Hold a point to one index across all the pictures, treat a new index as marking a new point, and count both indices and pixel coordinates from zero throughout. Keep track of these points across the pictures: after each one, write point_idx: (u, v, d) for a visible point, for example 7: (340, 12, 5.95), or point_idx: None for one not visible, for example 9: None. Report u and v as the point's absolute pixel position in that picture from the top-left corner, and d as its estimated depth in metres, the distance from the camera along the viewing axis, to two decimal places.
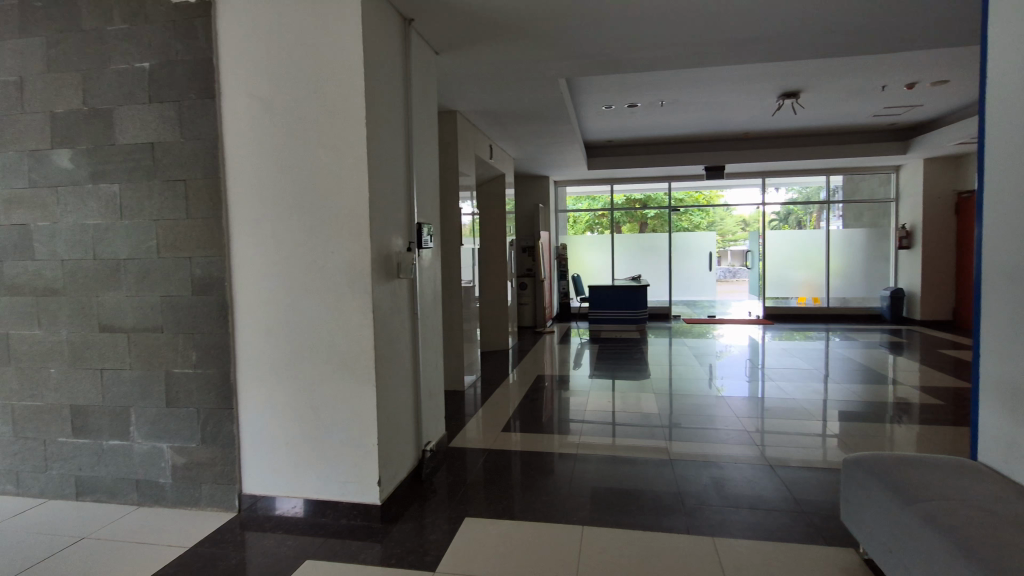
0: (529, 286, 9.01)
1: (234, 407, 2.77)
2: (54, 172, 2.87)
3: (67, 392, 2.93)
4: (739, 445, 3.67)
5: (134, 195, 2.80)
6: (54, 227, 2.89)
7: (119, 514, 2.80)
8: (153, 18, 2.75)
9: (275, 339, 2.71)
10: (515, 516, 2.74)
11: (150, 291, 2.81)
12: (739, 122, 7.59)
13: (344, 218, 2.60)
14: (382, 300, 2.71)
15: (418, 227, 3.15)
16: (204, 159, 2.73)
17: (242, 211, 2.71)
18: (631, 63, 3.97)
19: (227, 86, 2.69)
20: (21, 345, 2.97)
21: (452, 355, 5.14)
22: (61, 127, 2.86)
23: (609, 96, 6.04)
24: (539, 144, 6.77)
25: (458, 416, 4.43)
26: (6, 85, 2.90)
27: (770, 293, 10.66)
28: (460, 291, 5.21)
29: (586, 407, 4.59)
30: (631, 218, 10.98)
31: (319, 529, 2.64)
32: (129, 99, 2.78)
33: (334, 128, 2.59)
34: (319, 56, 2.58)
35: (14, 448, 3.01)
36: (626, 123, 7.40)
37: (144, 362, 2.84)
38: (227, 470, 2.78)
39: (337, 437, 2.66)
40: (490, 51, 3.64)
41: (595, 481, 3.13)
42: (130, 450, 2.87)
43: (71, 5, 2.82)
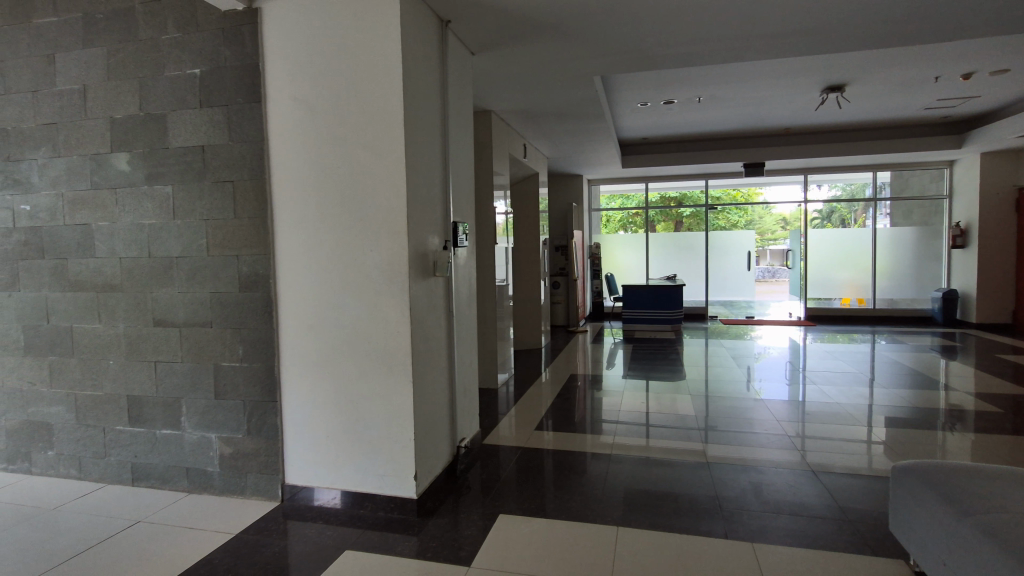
0: (561, 285, 8.99)
1: (277, 401, 2.86)
2: (113, 175, 3.03)
3: (123, 383, 3.09)
4: (779, 449, 3.57)
5: (186, 196, 2.93)
6: (113, 227, 3.05)
7: (171, 500, 2.94)
8: (204, 26, 2.87)
9: (316, 336, 2.79)
10: (549, 514, 2.74)
11: (200, 287, 2.94)
12: (780, 118, 7.37)
13: (382, 217, 2.66)
14: (418, 297, 2.76)
15: (454, 226, 3.19)
16: (250, 161, 2.83)
17: (286, 210, 2.80)
18: (669, 59, 3.90)
19: (272, 91, 2.79)
20: (83, 338, 3.15)
21: (485, 354, 5.18)
22: (120, 131, 3.02)
23: (644, 93, 5.97)
24: (573, 142, 6.74)
25: (491, 414, 4.46)
26: (70, 93, 3.09)
27: (812, 293, 10.29)
28: (494, 290, 5.24)
29: (620, 408, 4.55)
30: (666, 217, 10.81)
31: (357, 521, 2.70)
32: (181, 105, 2.91)
33: (373, 129, 2.65)
34: (360, 59, 2.64)
35: (77, 436, 3.20)
36: (661, 120, 7.29)
37: (194, 356, 2.97)
38: (270, 461, 2.89)
39: (374, 432, 2.72)
40: (526, 50, 3.65)
41: (629, 482, 3.10)
42: (181, 440, 3.01)
43: (129, 17, 2.97)
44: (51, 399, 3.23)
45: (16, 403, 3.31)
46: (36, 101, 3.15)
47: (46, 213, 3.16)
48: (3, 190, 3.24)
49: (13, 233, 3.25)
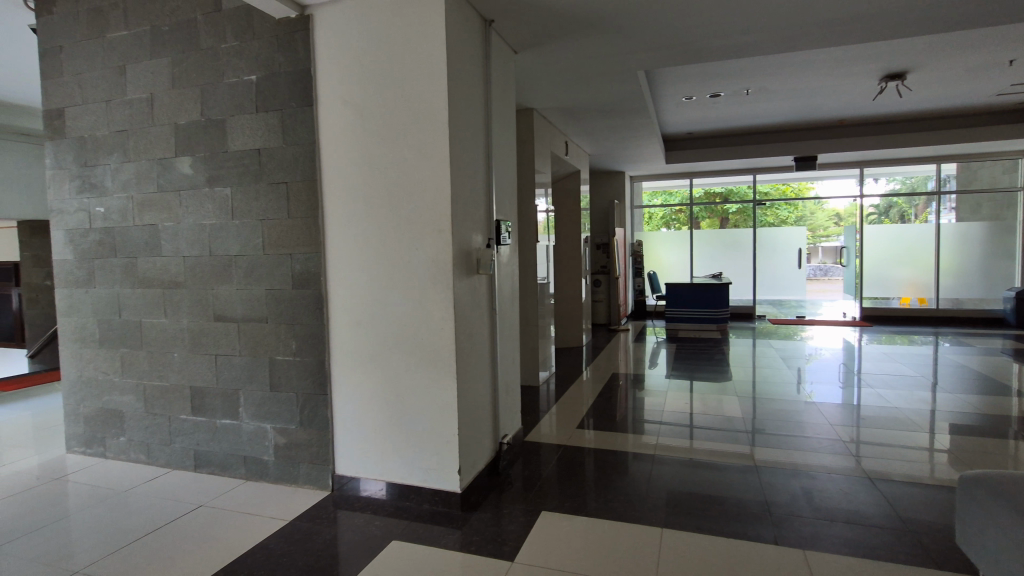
0: (602, 283, 8.91)
1: (328, 394, 2.97)
2: (177, 178, 3.21)
3: (187, 374, 3.28)
4: (832, 454, 3.42)
5: (243, 197, 3.07)
6: (178, 227, 3.23)
7: (230, 486, 3.10)
8: (259, 34, 2.99)
9: (364, 331, 2.88)
10: (592, 513, 2.73)
11: (257, 285, 3.08)
12: (834, 109, 7.04)
13: (428, 216, 2.71)
14: (462, 295, 2.79)
15: (497, 224, 3.21)
16: (303, 163, 2.94)
17: (336, 210, 2.90)
18: (716, 50, 3.80)
19: (324, 94, 2.89)
20: (151, 332, 3.36)
21: (527, 351, 5.19)
22: (184, 136, 3.19)
23: (689, 87, 5.82)
24: (615, 139, 6.65)
25: (533, 411, 4.48)
26: (139, 102, 3.29)
27: (868, 292, 9.80)
28: (536, 288, 5.25)
29: (663, 408, 4.48)
30: (712, 213, 10.51)
31: (403, 513, 2.77)
32: (240, 110, 3.05)
33: (419, 129, 2.70)
34: (406, 61, 2.69)
35: (145, 423, 3.41)
36: (706, 114, 7.10)
37: (251, 350, 3.11)
38: (322, 451, 2.99)
39: (420, 426, 2.79)
40: (569, 47, 3.63)
41: (673, 484, 3.04)
42: (240, 429, 3.16)
43: (191, 27, 3.14)
44: (123, 388, 3.46)
45: (92, 392, 3.57)
46: (109, 109, 3.37)
47: (118, 214, 3.38)
48: (81, 193, 3.49)
49: (89, 233, 3.49)
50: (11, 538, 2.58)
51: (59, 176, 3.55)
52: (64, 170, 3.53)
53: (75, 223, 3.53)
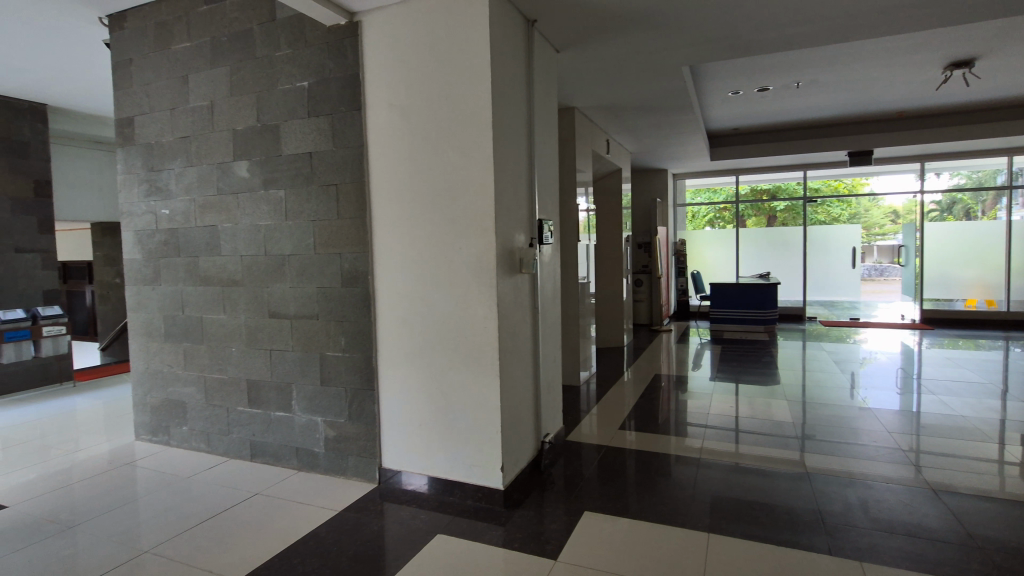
0: (644, 283, 8.78)
1: (375, 390, 3.05)
2: (235, 181, 3.37)
3: (244, 368, 3.44)
4: (890, 463, 3.26)
5: (296, 198, 3.19)
6: (235, 228, 3.40)
7: (283, 476, 3.23)
8: (311, 42, 3.10)
9: (410, 329, 2.94)
10: (634, 515, 2.71)
11: (309, 283, 3.19)
12: (892, 101, 6.70)
13: (472, 216, 2.75)
14: (505, 294, 2.82)
15: (539, 224, 3.22)
16: (351, 164, 3.03)
17: (383, 211, 2.98)
18: (766, 43, 3.68)
19: (372, 98, 2.97)
20: (211, 327, 3.54)
21: (568, 351, 5.18)
22: (241, 141, 3.34)
23: (736, 81, 5.65)
24: (657, 136, 6.53)
25: (574, 411, 4.46)
26: (200, 109, 3.47)
27: (928, 294, 9.24)
28: (577, 288, 5.23)
29: (708, 411, 4.37)
30: (758, 211, 10.17)
31: (448, 507, 2.82)
32: (293, 115, 3.18)
33: (463, 130, 2.74)
34: (451, 63, 2.74)
35: (206, 414, 3.60)
36: (754, 109, 6.89)
37: (303, 345, 3.23)
38: (369, 445, 3.08)
39: (463, 422, 2.83)
40: (612, 44, 3.59)
41: (719, 489, 2.98)
42: (292, 421, 3.29)
43: (248, 37, 3.29)
44: (186, 380, 3.66)
45: (158, 383, 3.79)
46: (174, 116, 3.57)
47: (182, 216, 3.58)
48: (148, 197, 3.72)
49: (155, 234, 3.71)
50: (86, 519, 2.77)
51: (129, 181, 3.79)
52: (133, 175, 3.76)
53: (143, 224, 3.76)
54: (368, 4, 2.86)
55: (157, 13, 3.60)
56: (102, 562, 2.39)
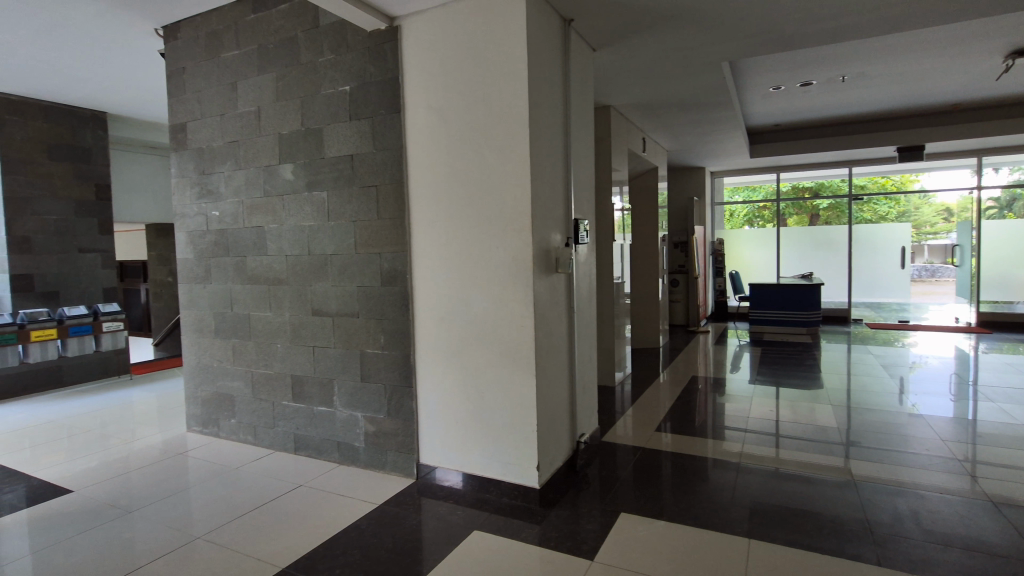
0: (681, 283, 8.69)
1: (413, 387, 3.11)
2: (280, 183, 3.50)
3: (288, 364, 3.56)
4: (943, 473, 3.12)
5: (338, 199, 3.28)
6: (281, 228, 3.52)
7: (326, 469, 3.33)
8: (353, 47, 3.18)
9: (447, 327, 2.98)
10: (672, 518, 2.67)
11: (350, 282, 3.28)
12: (946, 93, 6.39)
13: (508, 216, 2.76)
14: (542, 293, 2.83)
15: (576, 223, 3.21)
16: (391, 166, 3.10)
17: (421, 211, 3.03)
18: (810, 36, 3.57)
19: (410, 101, 3.03)
20: (258, 324, 3.68)
21: (603, 351, 5.14)
22: (286, 145, 3.46)
23: (777, 76, 5.50)
24: (695, 134, 6.42)
25: (609, 412, 4.42)
26: (248, 114, 3.61)
27: (985, 296, 8.70)
28: (612, 288, 5.19)
29: (747, 414, 4.27)
30: (800, 209, 9.84)
31: (484, 504, 2.85)
32: (335, 119, 3.26)
33: (501, 131, 2.76)
34: (488, 65, 2.77)
35: (253, 407, 3.74)
36: (796, 104, 6.68)
37: (344, 343, 3.32)
38: (407, 441, 3.15)
39: (499, 420, 2.85)
40: (650, 41, 3.55)
41: (759, 494, 2.90)
42: (334, 416, 3.39)
43: (293, 44, 3.40)
44: (234, 374, 3.82)
45: (209, 376, 3.96)
46: (223, 121, 3.73)
47: (231, 217, 3.74)
48: (199, 199, 3.89)
49: (206, 234, 3.87)
50: (142, 506, 2.92)
51: (182, 184, 3.97)
52: (186, 179, 3.94)
53: (195, 225, 3.93)
54: (408, 9, 2.92)
55: (208, 23, 3.76)
56: (159, 546, 2.52)
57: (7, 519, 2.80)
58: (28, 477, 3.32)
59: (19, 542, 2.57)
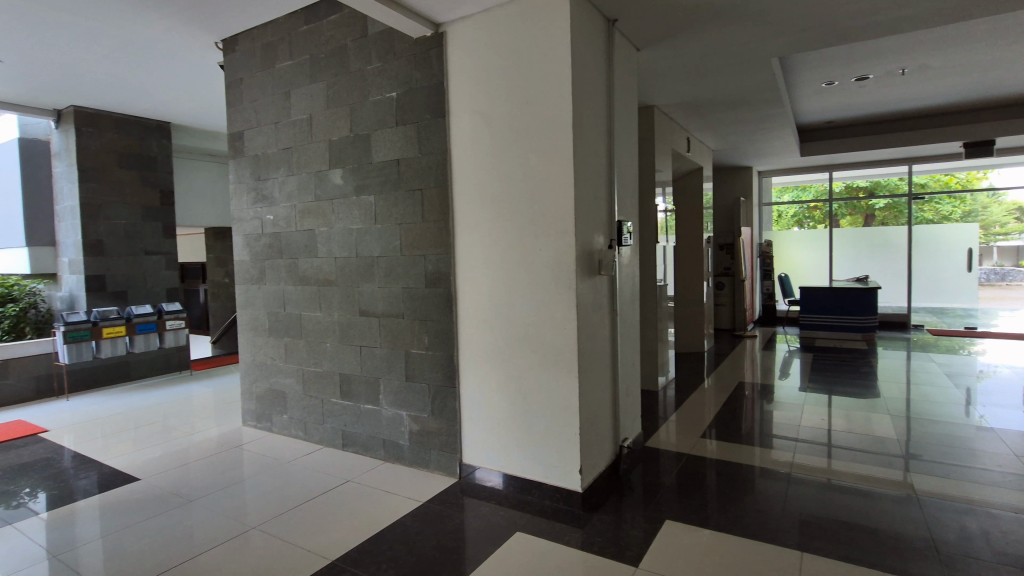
0: (726, 285, 8.48)
1: (457, 387, 3.15)
2: (331, 188, 3.62)
3: (337, 362, 3.67)
4: (1016, 491, 2.91)
5: (385, 203, 3.37)
6: (330, 231, 3.64)
7: (371, 466, 3.41)
8: (400, 53, 3.26)
9: (490, 329, 3.01)
10: (719, 527, 2.61)
11: (396, 283, 3.35)
12: (1020, 84, 5.98)
13: (552, 218, 2.76)
14: (585, 295, 2.81)
15: (619, 225, 3.17)
16: (436, 169, 3.16)
17: (466, 214, 3.08)
18: (869, 28, 3.42)
19: (455, 105, 3.08)
20: (308, 324, 3.81)
21: (646, 355, 5.06)
22: (336, 151, 3.58)
23: (830, 71, 5.29)
24: (742, 132, 6.24)
25: (652, 417, 4.35)
26: (300, 121, 3.76)
27: None
28: (655, 291, 5.10)
29: (798, 423, 4.11)
30: (854, 210, 9.41)
31: (526, 506, 2.86)
32: (382, 125, 3.35)
33: (545, 133, 2.76)
34: (533, 68, 2.78)
35: (304, 404, 3.88)
36: (850, 100, 6.40)
37: (390, 342, 3.40)
38: (451, 441, 3.19)
39: (542, 422, 2.85)
40: (696, 39, 3.48)
41: (812, 507, 2.79)
42: (380, 414, 3.47)
43: (343, 53, 3.51)
44: (286, 372, 3.97)
45: (263, 373, 4.13)
46: (278, 129, 3.89)
47: (284, 221, 3.89)
48: (255, 203, 4.07)
49: (261, 237, 4.05)
50: (201, 496, 3.07)
51: (239, 190, 4.17)
52: (243, 184, 4.14)
53: (251, 229, 4.12)
54: (453, 15, 2.97)
55: (263, 36, 3.94)
56: (218, 534, 2.64)
57: (83, 503, 3.01)
58: (100, 464, 3.56)
59: (93, 525, 2.76)
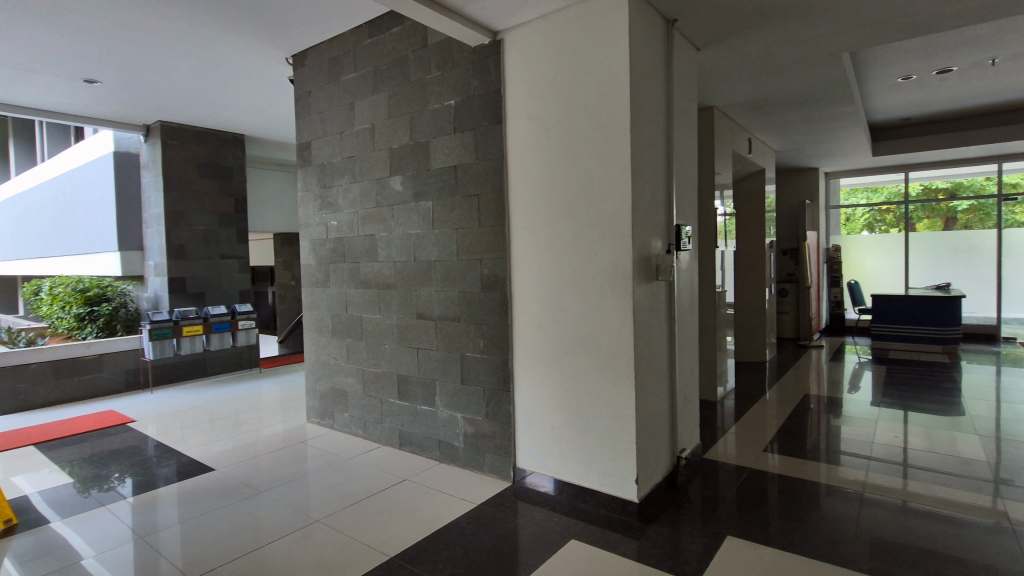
0: (790, 292, 8.10)
1: (511, 391, 3.17)
2: (391, 194, 3.74)
3: (395, 364, 3.78)
4: None
5: (442, 209, 3.44)
6: (390, 236, 3.76)
7: (427, 466, 3.49)
8: (458, 62, 3.34)
9: (545, 334, 3.01)
10: (784, 546, 2.48)
11: (452, 287, 3.42)
12: None
13: (609, 222, 2.73)
14: (642, 301, 2.76)
15: (678, 229, 3.10)
16: (492, 175, 3.20)
17: (522, 219, 3.10)
18: (955, 16, 3.18)
19: (512, 111, 3.11)
20: (368, 326, 3.95)
21: (704, 363, 4.91)
22: (397, 158, 3.70)
23: (909, 65, 4.95)
24: (809, 132, 5.95)
25: (711, 427, 4.21)
26: (363, 131, 3.91)
27: None
28: (714, 298, 4.93)
29: (871, 440, 3.85)
30: (931, 212, 8.82)
31: (580, 514, 2.83)
32: (441, 132, 3.43)
33: (602, 136, 2.74)
34: (591, 71, 2.76)
35: (364, 403, 4.02)
36: (930, 94, 5.97)
37: (446, 345, 3.46)
38: (505, 444, 3.21)
39: (597, 429, 2.82)
40: (760, 36, 3.36)
41: (889, 531, 2.60)
42: (435, 415, 3.54)
43: (404, 64, 3.63)
44: (347, 372, 4.13)
45: (326, 373, 4.31)
46: (343, 138, 4.06)
47: (347, 226, 4.05)
48: (321, 210, 4.26)
49: (325, 242, 4.24)
50: (268, 488, 3.23)
51: (306, 197, 4.38)
52: (310, 192, 4.34)
53: (317, 234, 4.31)
54: (510, 22, 3.00)
55: (330, 50, 4.13)
56: (285, 525, 2.77)
57: (165, 489, 3.24)
58: (180, 454, 3.82)
59: (173, 511, 2.96)
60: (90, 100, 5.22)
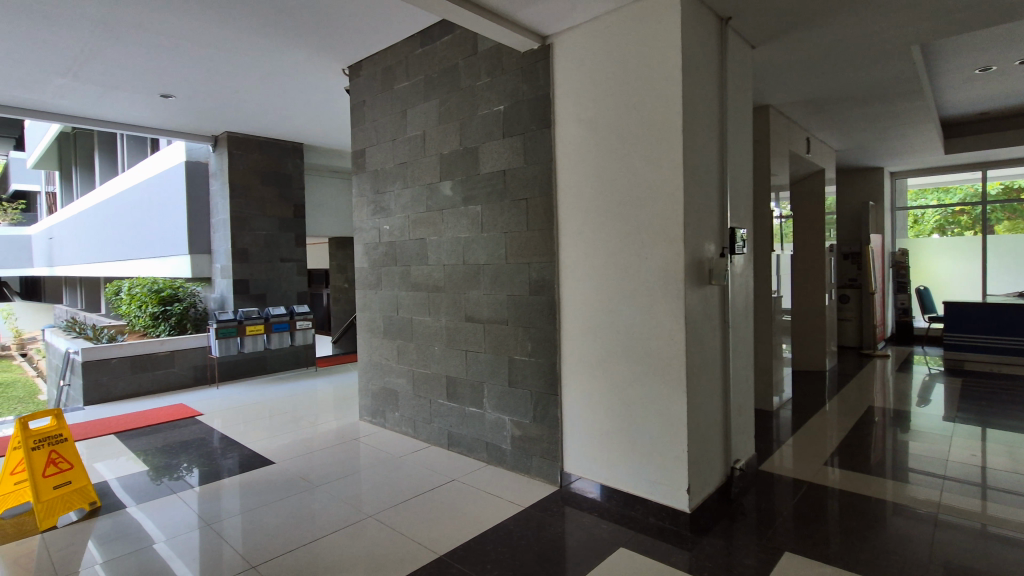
0: (852, 298, 7.69)
1: (559, 395, 3.16)
2: (441, 199, 3.82)
3: (444, 365, 3.84)
4: None
5: (491, 213, 3.48)
6: (440, 240, 3.84)
7: (474, 467, 3.53)
8: (507, 68, 3.37)
9: (594, 339, 2.99)
10: (847, 565, 2.35)
11: (500, 290, 3.44)
12: None
13: (660, 225, 2.68)
14: (694, 305, 2.69)
15: (732, 232, 3.00)
16: (541, 179, 3.21)
17: (570, 222, 3.09)
18: None
19: (561, 115, 3.11)
20: (419, 327, 4.04)
21: (759, 371, 4.73)
22: (447, 164, 3.77)
23: (987, 55, 4.61)
24: (874, 130, 5.65)
25: (767, 438, 4.05)
26: (415, 138, 4.01)
27: None
28: (770, 304, 4.75)
29: (944, 457, 3.60)
30: (1014, 213, 8.14)
31: (629, 522, 2.78)
32: (490, 137, 3.47)
33: (653, 138, 2.70)
34: (641, 72, 2.73)
35: (414, 404, 4.11)
36: (1011, 86, 5.54)
37: (494, 348, 3.49)
38: (553, 448, 3.19)
39: (647, 436, 2.76)
40: (821, 31, 3.22)
41: (965, 556, 2.41)
42: (484, 417, 3.57)
43: (454, 72, 3.70)
44: (398, 372, 4.23)
45: (378, 372, 4.43)
46: (395, 145, 4.18)
47: (399, 230, 4.16)
48: (374, 215, 4.40)
49: (378, 246, 4.37)
50: (324, 483, 3.35)
51: (361, 203, 4.54)
52: (364, 197, 4.49)
53: (370, 238, 4.45)
54: (560, 26, 3.01)
55: (384, 60, 4.26)
56: (339, 519, 2.87)
57: (229, 480, 3.42)
58: (242, 447, 4.02)
59: (235, 501, 3.12)
60: (164, 113, 5.60)
